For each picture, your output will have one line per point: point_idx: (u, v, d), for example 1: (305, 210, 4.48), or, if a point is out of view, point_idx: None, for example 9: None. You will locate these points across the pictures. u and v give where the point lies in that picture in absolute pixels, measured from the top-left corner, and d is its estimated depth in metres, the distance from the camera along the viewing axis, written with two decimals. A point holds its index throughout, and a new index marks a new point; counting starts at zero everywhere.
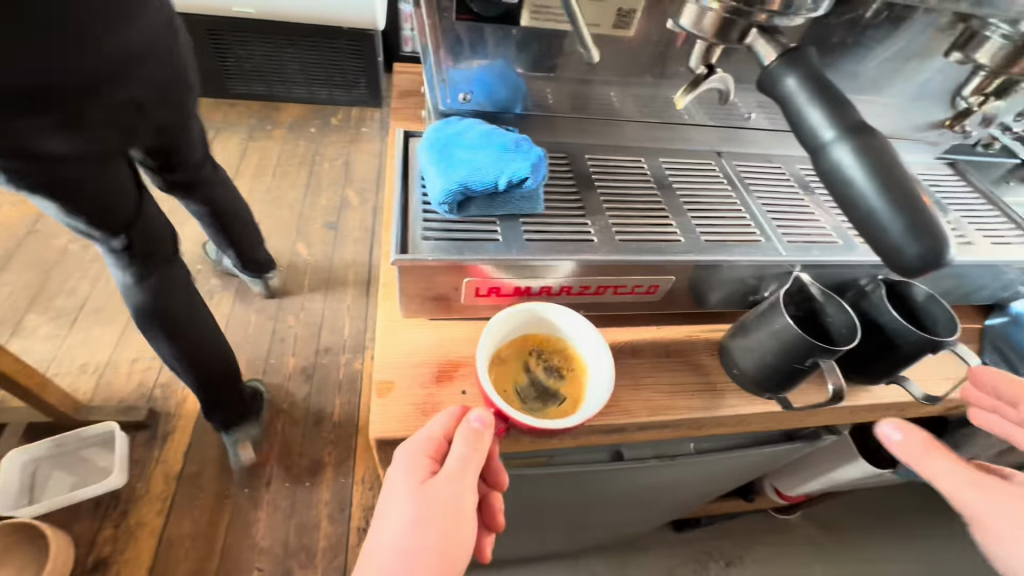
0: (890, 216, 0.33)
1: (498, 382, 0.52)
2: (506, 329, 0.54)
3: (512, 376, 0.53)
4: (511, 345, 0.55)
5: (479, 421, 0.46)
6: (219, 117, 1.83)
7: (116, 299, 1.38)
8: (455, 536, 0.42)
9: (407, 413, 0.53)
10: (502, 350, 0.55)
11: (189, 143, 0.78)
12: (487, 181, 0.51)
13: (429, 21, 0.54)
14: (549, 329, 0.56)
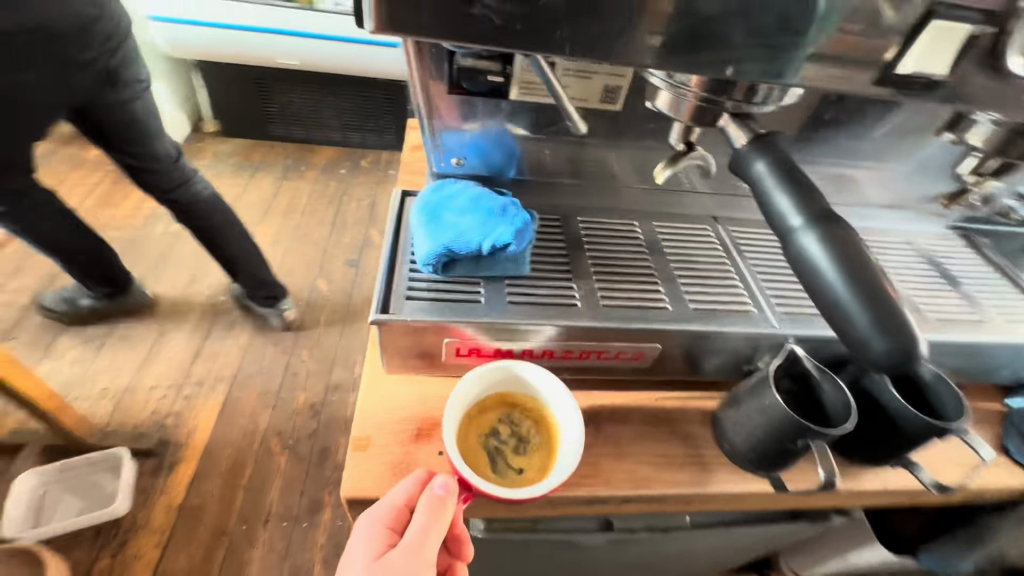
0: (857, 308, 0.32)
1: (467, 447, 0.51)
2: (476, 386, 0.53)
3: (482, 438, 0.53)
4: (483, 405, 0.54)
5: (442, 489, 0.45)
6: (259, 157, 1.94)
7: (142, 326, 1.43)
8: None
9: (381, 472, 0.53)
10: (474, 409, 0.54)
11: (145, 134, 0.99)
12: (470, 245, 0.53)
13: (420, 97, 0.55)
14: (523, 389, 0.55)
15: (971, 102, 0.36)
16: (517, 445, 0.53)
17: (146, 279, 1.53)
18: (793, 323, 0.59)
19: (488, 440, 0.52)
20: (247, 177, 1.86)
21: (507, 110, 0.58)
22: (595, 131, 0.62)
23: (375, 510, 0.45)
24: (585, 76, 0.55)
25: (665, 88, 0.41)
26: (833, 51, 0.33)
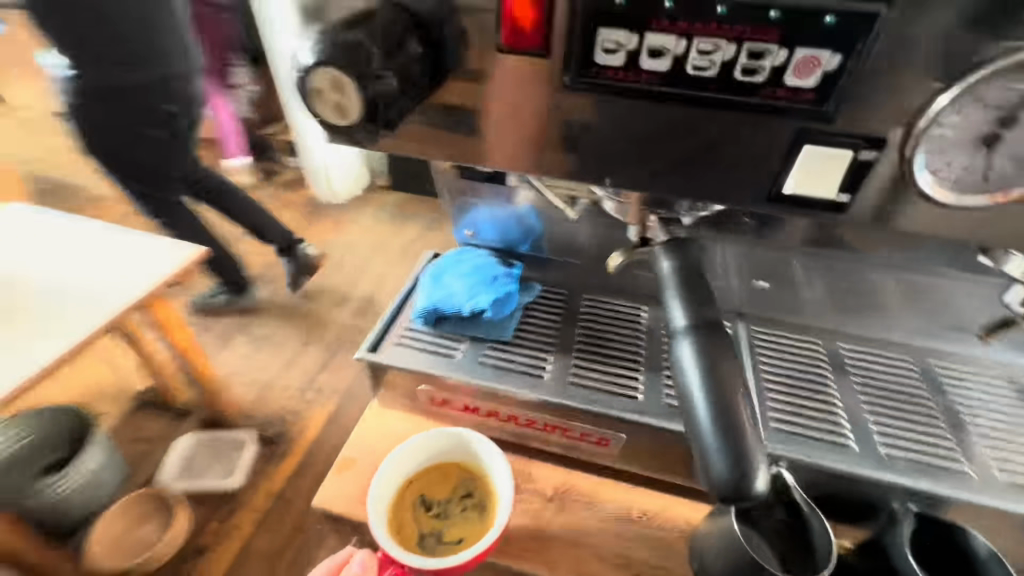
0: (709, 428, 0.30)
1: (402, 510, 0.58)
2: (414, 457, 0.59)
3: (418, 502, 0.58)
4: (422, 471, 0.60)
5: (359, 567, 0.52)
6: (413, 210, 2.21)
7: (289, 336, 1.76)
8: None
9: (353, 493, 0.61)
10: (413, 474, 0.59)
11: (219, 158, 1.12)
12: (455, 306, 0.61)
13: (439, 179, 0.64)
14: (461, 457, 0.60)
15: (930, 235, 0.32)
16: (448, 511, 0.58)
17: (306, 300, 1.88)
18: (782, 441, 0.54)
19: (424, 504, 0.58)
20: (400, 224, 2.12)
21: (520, 199, 0.64)
22: (614, 221, 0.63)
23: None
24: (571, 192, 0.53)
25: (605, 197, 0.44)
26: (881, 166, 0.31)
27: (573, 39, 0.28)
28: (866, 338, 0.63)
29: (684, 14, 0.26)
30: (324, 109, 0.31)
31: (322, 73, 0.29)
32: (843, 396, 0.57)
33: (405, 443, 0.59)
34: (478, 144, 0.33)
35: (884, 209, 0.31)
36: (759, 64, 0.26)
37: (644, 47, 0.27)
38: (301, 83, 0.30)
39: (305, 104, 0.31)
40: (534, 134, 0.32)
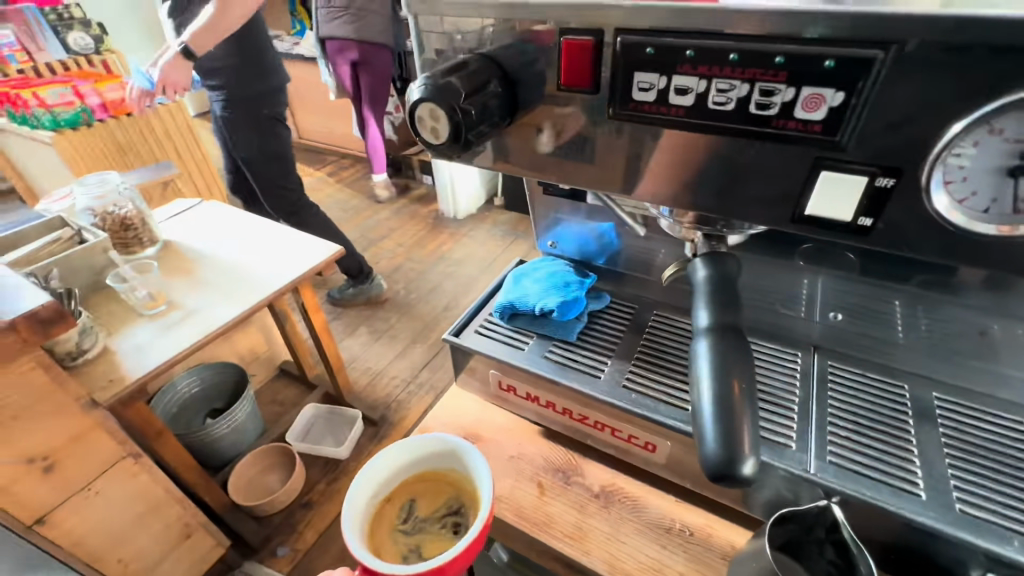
0: (711, 414, 0.34)
1: (383, 519, 0.66)
2: (392, 472, 0.67)
3: (399, 511, 0.67)
4: (400, 486, 0.68)
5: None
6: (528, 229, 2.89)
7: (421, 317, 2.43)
8: None
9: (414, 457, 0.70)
10: (392, 490, 0.68)
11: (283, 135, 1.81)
12: (528, 304, 0.69)
13: (530, 193, 0.73)
14: (440, 467, 0.69)
15: (973, 261, 0.32)
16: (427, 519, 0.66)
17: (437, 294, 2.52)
18: (835, 474, 0.51)
19: (403, 513, 0.67)
20: None
21: (599, 216, 0.71)
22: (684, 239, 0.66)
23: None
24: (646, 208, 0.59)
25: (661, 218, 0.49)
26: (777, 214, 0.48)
27: (616, 81, 0.36)
28: (968, 392, 0.57)
29: (704, 61, 0.32)
30: (425, 132, 0.41)
31: (424, 107, 0.39)
32: (924, 448, 0.53)
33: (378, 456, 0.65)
34: (568, 164, 0.41)
35: (913, 231, 0.32)
36: (771, 100, 0.31)
37: (672, 87, 0.34)
38: (410, 113, 0.41)
39: (413, 127, 0.42)
40: (664, 173, 0.38)
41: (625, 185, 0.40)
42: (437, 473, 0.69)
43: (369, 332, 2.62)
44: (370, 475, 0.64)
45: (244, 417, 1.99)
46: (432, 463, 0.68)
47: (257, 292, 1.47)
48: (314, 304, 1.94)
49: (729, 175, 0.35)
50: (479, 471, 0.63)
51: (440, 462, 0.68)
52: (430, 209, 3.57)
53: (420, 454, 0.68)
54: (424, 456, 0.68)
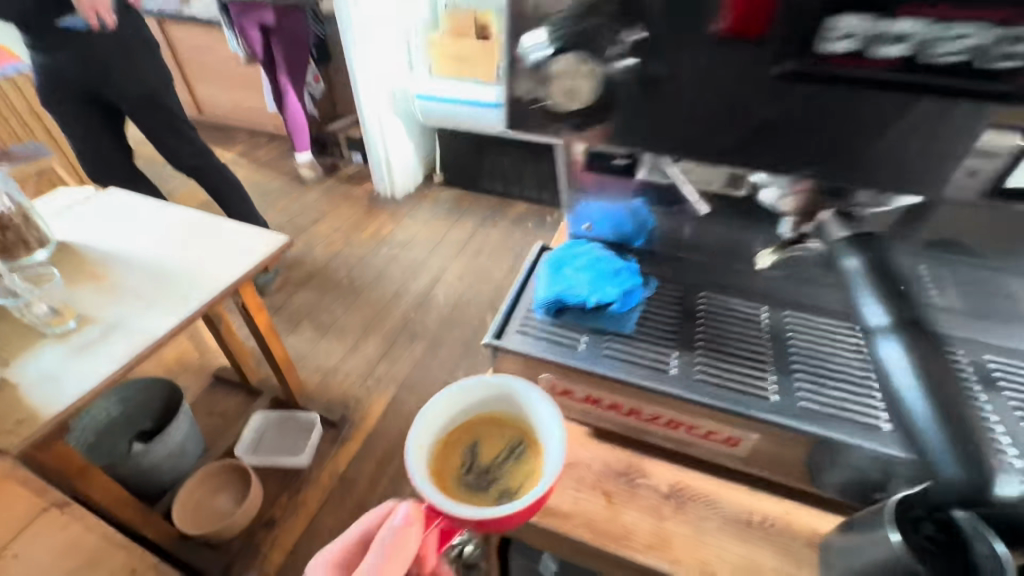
0: (939, 437, 0.43)
1: (442, 461, 0.59)
2: (451, 412, 0.60)
3: (459, 454, 0.60)
4: (459, 429, 0.61)
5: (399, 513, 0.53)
6: (468, 203, 3.13)
7: (369, 302, 2.52)
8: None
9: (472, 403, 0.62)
10: (450, 432, 0.61)
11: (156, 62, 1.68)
12: (580, 297, 0.61)
13: (564, 170, 0.64)
14: (503, 408, 0.62)
15: None
16: (491, 461, 0.59)
17: (384, 275, 2.65)
18: None
19: (462, 455, 0.59)
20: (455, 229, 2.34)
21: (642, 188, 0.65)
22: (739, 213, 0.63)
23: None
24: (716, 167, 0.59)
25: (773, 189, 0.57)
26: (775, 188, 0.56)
27: (789, 41, 0.44)
28: (1007, 350, 0.60)
29: (896, 17, 0.41)
30: (565, 89, 0.52)
31: (570, 62, 0.50)
32: (999, 414, 0.55)
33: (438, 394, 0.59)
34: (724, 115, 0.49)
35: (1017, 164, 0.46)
36: (935, 53, 0.42)
37: (859, 44, 0.43)
38: (555, 70, 0.51)
39: (558, 82, 0.52)
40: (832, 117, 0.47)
41: (781, 131, 0.49)
42: (495, 410, 0.63)
43: (315, 328, 2.40)
44: (425, 413, 0.58)
45: (181, 437, 1.74)
46: (489, 403, 0.62)
47: (197, 296, 1.25)
48: (257, 303, 1.72)
49: (800, 108, 0.47)
50: (549, 415, 0.57)
51: (498, 402, 0.62)
52: (364, 189, 3.30)
53: (477, 395, 0.61)
54: (481, 398, 0.61)
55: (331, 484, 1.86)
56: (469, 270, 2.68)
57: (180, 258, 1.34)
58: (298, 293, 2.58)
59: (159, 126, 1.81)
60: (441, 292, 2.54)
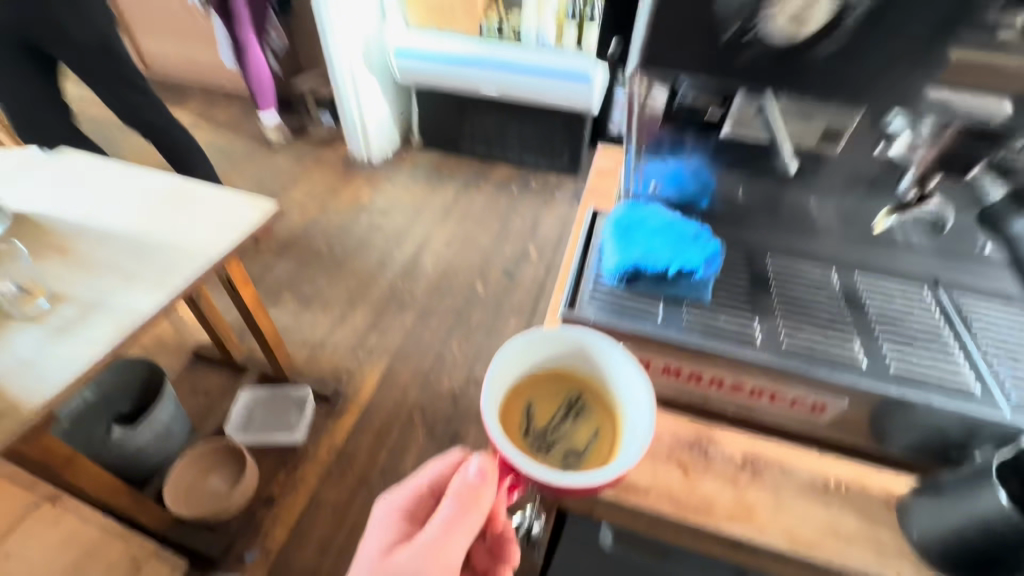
0: None
1: (508, 417, 0.54)
2: (520, 365, 0.56)
3: (525, 412, 0.55)
4: (525, 385, 0.57)
5: (474, 472, 0.58)
6: (450, 168, 3.00)
7: (353, 270, 2.37)
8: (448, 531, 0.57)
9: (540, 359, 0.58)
10: (516, 387, 0.56)
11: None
12: (658, 266, 0.58)
13: (638, 128, 0.67)
14: (572, 366, 0.58)
15: None
16: (560, 422, 0.55)
17: (366, 243, 2.51)
18: None
19: (529, 413, 0.55)
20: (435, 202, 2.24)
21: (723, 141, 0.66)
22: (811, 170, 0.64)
23: (392, 495, 0.64)
24: (808, 117, 0.61)
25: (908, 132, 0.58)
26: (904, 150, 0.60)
27: None
28: None
29: None
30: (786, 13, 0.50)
31: None
32: None
33: (513, 342, 0.54)
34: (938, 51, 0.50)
35: None
36: None
37: None
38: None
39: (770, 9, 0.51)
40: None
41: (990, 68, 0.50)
42: (561, 368, 0.58)
43: (297, 300, 2.25)
44: (497, 361, 0.53)
45: (168, 419, 1.61)
46: (561, 359, 0.57)
47: (184, 270, 1.14)
48: (243, 278, 1.59)
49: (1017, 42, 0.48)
50: (630, 376, 0.53)
51: (567, 357, 0.57)
52: (337, 152, 3.11)
53: (549, 350, 0.57)
54: (555, 353, 0.57)
55: (329, 460, 1.76)
56: (456, 235, 2.54)
57: (163, 228, 1.22)
58: (276, 263, 2.41)
59: (110, 79, 1.59)
60: (429, 259, 2.42)
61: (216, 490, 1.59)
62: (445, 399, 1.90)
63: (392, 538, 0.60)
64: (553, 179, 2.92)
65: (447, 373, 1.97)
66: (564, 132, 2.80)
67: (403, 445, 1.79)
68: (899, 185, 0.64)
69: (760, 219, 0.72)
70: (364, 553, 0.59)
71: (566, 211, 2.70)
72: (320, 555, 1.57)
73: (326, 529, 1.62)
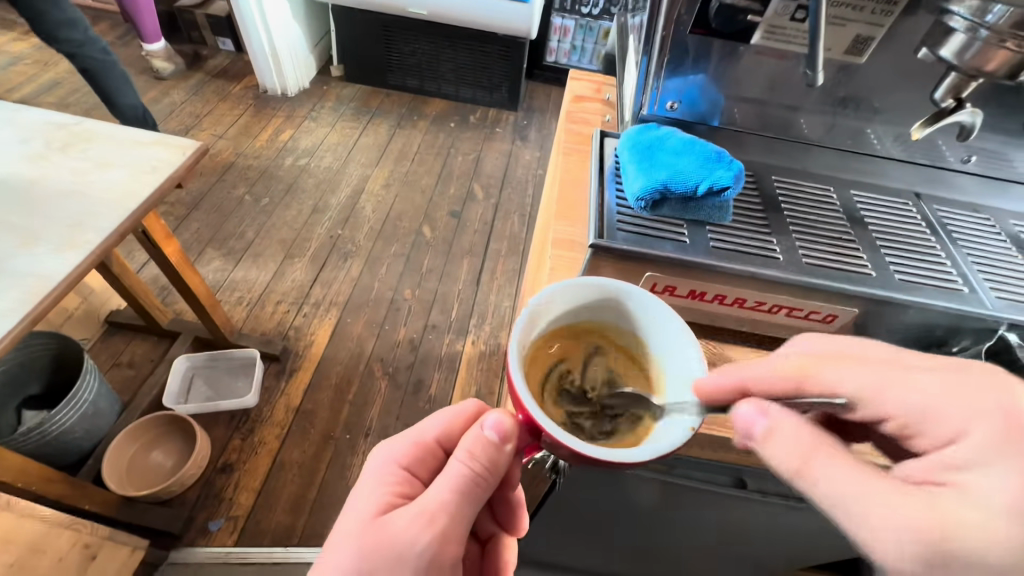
0: None
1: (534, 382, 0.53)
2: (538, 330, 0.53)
3: (549, 377, 0.54)
4: (545, 347, 0.55)
5: (492, 425, 0.51)
6: (379, 102, 2.74)
7: (280, 219, 2.14)
8: (454, 494, 0.50)
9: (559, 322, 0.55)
10: (536, 351, 0.54)
11: None
12: (688, 186, 0.57)
13: (664, 35, 0.65)
14: (589, 321, 0.57)
15: None
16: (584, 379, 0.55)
17: (293, 188, 2.27)
18: (1008, 308, 0.55)
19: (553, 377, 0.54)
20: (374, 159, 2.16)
21: (754, 43, 0.64)
22: (832, 63, 0.65)
23: (393, 445, 0.57)
24: (839, 23, 0.61)
25: (962, 32, 0.52)
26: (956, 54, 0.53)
27: None
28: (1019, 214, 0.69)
29: None
30: None
31: None
32: None
33: (533, 305, 0.51)
34: None
35: None
36: None
37: None
38: None
39: None
40: None
41: None
42: (586, 326, 0.57)
43: (224, 254, 2.00)
44: (529, 315, 0.51)
45: (93, 396, 1.40)
46: (594, 318, 0.56)
47: (97, 224, 0.96)
48: (164, 232, 1.38)
49: None
50: (661, 325, 0.53)
51: (595, 314, 0.56)
52: (244, 85, 2.72)
53: (567, 307, 0.54)
54: (574, 308, 0.54)
55: (288, 419, 1.61)
56: (395, 177, 2.36)
57: (62, 177, 1.02)
58: (190, 215, 2.12)
59: None
60: (367, 202, 2.24)
61: (161, 464, 1.46)
62: (403, 346, 1.80)
63: (390, 494, 0.53)
64: (492, 113, 2.76)
65: (403, 321, 1.87)
66: (500, 61, 2.64)
67: (366, 396, 1.67)
68: (936, 91, 0.60)
69: (756, 140, 0.72)
70: (355, 509, 0.52)
71: (508, 147, 2.58)
72: (293, 513, 1.44)
73: (297, 486, 1.49)
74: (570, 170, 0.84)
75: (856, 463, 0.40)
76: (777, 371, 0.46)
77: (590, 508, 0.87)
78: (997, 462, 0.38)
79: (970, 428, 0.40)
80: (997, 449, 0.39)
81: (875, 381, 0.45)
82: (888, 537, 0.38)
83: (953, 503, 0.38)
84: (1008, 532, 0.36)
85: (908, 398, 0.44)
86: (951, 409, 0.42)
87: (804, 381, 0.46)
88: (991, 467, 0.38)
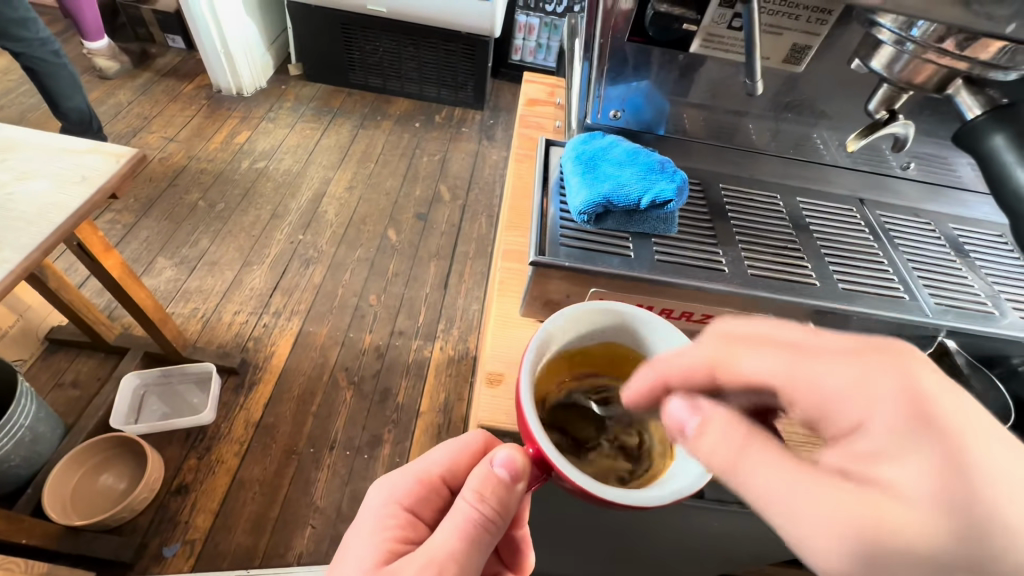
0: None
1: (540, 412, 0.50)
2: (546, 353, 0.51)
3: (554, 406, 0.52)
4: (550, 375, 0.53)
5: (504, 461, 0.48)
6: (340, 101, 2.66)
7: (236, 225, 2.05)
8: (466, 541, 0.46)
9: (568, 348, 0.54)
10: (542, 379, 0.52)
11: None
12: (630, 199, 0.56)
13: (603, 42, 0.63)
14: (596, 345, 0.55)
15: None
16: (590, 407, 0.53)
17: (250, 192, 2.18)
18: (948, 314, 0.56)
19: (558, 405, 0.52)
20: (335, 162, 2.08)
21: (694, 50, 0.63)
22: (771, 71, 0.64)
23: (393, 483, 0.54)
24: (776, 32, 0.60)
25: (889, 45, 0.51)
26: (887, 64, 0.53)
27: None
28: (960, 219, 0.70)
29: None
30: None
31: None
32: (970, 272, 0.61)
33: (545, 324, 0.50)
34: None
35: None
36: None
37: None
38: None
39: None
40: None
41: None
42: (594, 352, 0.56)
43: (176, 264, 1.90)
44: (540, 339, 0.49)
45: (31, 420, 1.31)
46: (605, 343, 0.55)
47: (17, 240, 0.88)
48: (103, 243, 1.29)
49: None
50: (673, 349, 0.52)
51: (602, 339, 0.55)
52: (196, 85, 2.59)
53: (576, 331, 0.53)
54: (584, 331, 0.53)
55: (247, 435, 1.54)
56: (358, 179, 2.30)
57: None
58: (139, 222, 2.01)
59: None
60: (330, 206, 2.17)
61: (111, 488, 1.37)
62: (369, 354, 1.75)
63: (392, 542, 0.49)
64: (458, 112, 2.71)
65: (368, 327, 1.81)
66: (464, 60, 2.59)
67: (330, 408, 1.62)
68: (869, 102, 0.60)
69: (704, 147, 0.72)
70: (354, 559, 0.49)
71: (475, 147, 2.54)
72: (254, 534, 1.38)
73: (258, 505, 1.42)
74: (522, 176, 0.81)
75: (783, 455, 0.34)
76: (693, 358, 0.44)
77: (554, 520, 0.86)
78: (912, 450, 0.32)
79: (878, 414, 0.35)
80: (909, 435, 0.33)
81: (783, 365, 0.40)
82: (804, 537, 0.32)
83: (875, 504, 0.31)
84: (932, 522, 0.30)
85: (815, 381, 0.38)
86: (861, 393, 0.36)
87: (719, 369, 0.43)
88: (906, 457, 0.32)
